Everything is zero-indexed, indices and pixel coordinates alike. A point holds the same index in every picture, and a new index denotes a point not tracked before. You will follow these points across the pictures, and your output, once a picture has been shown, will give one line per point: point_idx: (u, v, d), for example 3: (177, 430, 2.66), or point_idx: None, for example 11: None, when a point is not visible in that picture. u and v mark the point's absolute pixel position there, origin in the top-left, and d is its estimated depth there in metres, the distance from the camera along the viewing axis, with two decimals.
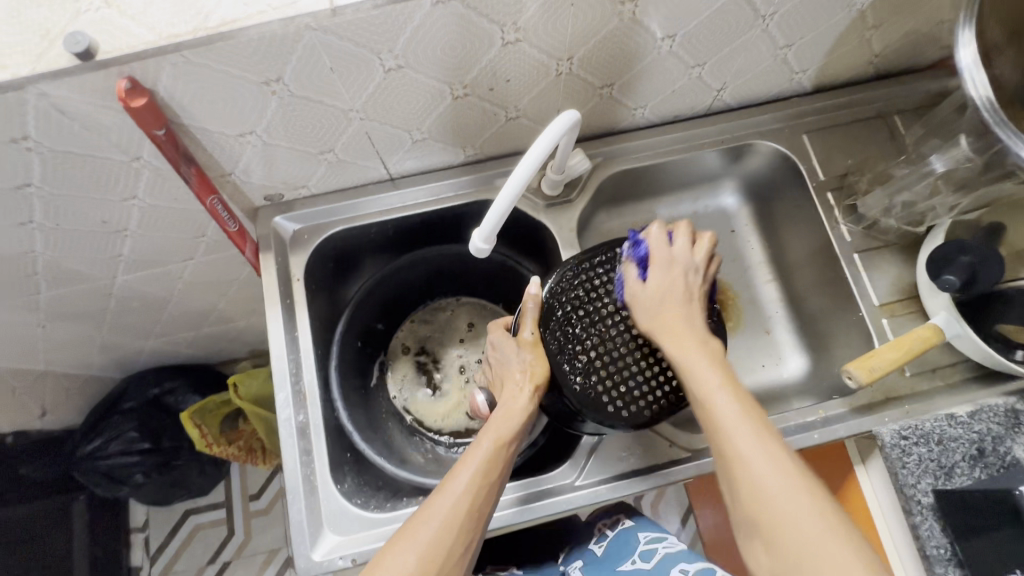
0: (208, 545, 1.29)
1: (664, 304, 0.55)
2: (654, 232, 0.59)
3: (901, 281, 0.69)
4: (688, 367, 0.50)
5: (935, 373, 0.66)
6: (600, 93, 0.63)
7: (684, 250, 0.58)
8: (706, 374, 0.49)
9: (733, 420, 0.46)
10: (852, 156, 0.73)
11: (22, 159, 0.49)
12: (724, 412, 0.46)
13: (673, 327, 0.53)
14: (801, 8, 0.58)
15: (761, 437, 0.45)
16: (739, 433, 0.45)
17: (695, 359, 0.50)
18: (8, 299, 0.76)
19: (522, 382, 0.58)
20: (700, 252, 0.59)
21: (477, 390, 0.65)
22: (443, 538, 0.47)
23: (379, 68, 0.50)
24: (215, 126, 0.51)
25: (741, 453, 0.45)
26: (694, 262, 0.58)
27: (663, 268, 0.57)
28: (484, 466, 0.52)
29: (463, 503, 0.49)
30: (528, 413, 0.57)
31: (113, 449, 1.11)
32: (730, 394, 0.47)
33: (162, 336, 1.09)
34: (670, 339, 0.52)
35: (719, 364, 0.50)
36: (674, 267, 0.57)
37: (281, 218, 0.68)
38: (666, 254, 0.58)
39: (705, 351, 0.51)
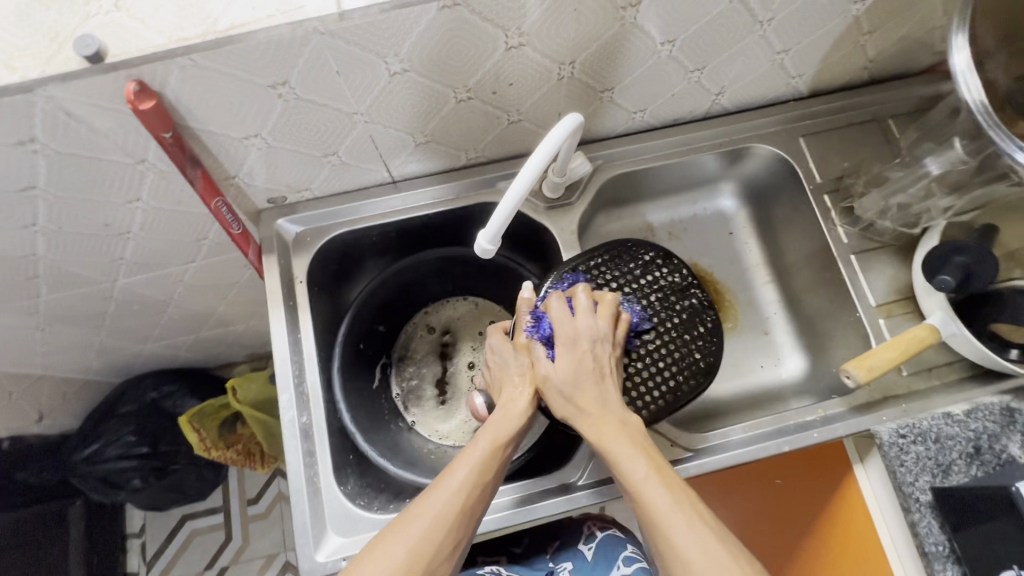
0: (206, 549, 1.29)
1: (576, 388, 0.54)
2: (554, 304, 0.59)
3: (897, 281, 0.70)
4: (617, 461, 0.50)
5: (932, 372, 0.66)
6: (601, 97, 0.64)
7: (588, 318, 0.57)
8: (636, 465, 0.49)
9: (665, 511, 0.46)
10: (848, 159, 0.75)
11: (28, 162, 0.49)
12: (656, 506, 0.46)
13: (590, 411, 0.53)
14: (798, 14, 0.59)
15: (695, 525, 0.45)
16: (674, 524, 0.45)
17: (622, 451, 0.50)
18: (8, 302, 0.76)
19: (520, 386, 0.58)
20: (603, 316, 0.58)
21: (476, 392, 0.64)
22: (435, 533, 0.47)
23: (384, 72, 0.50)
24: (221, 128, 0.52)
25: (679, 548, 0.44)
26: (601, 330, 0.57)
27: (567, 346, 0.56)
28: (480, 466, 0.52)
29: (457, 498, 0.49)
30: (526, 417, 0.56)
31: (111, 453, 1.11)
32: (659, 482, 0.48)
33: (161, 340, 1.08)
34: (594, 429, 0.52)
35: (646, 450, 0.50)
36: (578, 342, 0.56)
37: (283, 221, 0.69)
38: (570, 327, 0.57)
39: (630, 436, 0.51)
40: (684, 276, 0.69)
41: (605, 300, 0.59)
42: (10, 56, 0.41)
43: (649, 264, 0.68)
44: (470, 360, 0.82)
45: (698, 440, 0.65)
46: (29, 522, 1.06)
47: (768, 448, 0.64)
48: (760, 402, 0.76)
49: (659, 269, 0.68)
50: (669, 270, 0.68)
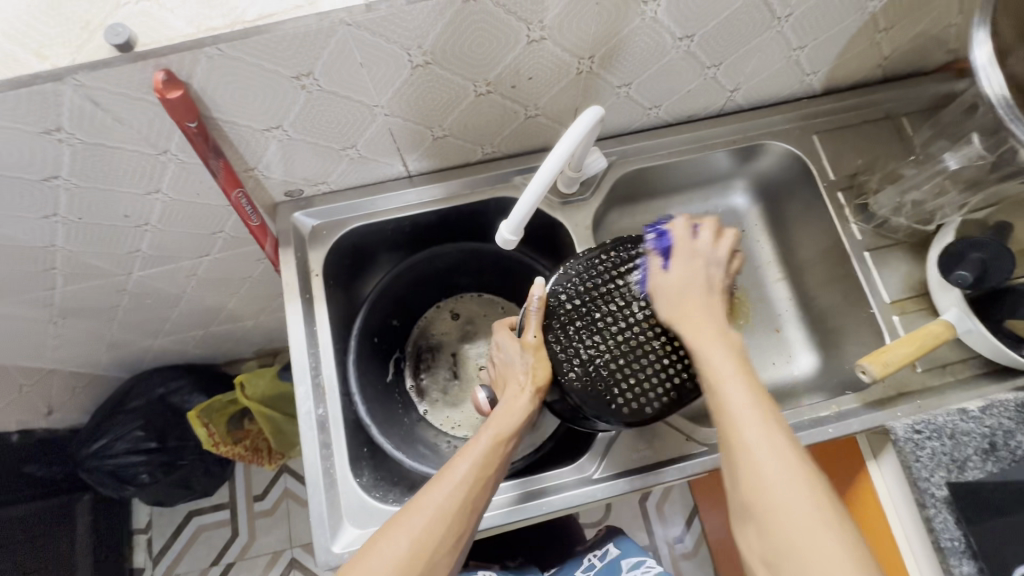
0: (213, 546, 1.29)
1: (684, 295, 0.57)
2: (677, 224, 0.61)
3: (911, 278, 0.70)
4: (705, 358, 0.51)
5: (946, 369, 0.67)
6: (618, 92, 0.64)
7: (709, 243, 0.59)
8: (724, 366, 0.50)
9: (744, 411, 0.48)
10: (861, 157, 0.75)
11: (52, 151, 0.50)
12: (736, 403, 0.48)
13: (692, 315, 0.55)
14: (815, 10, 0.59)
15: (768, 428, 0.47)
16: (746, 418, 0.47)
17: (714, 352, 0.51)
18: (24, 294, 0.76)
19: (522, 383, 0.58)
20: (723, 246, 0.60)
21: (478, 387, 0.64)
22: (436, 525, 0.48)
23: (407, 64, 0.51)
24: (245, 119, 0.52)
25: (748, 445, 0.46)
26: (720, 254, 0.59)
27: (686, 258, 0.59)
28: (482, 460, 0.52)
29: (458, 492, 0.50)
30: (529, 412, 0.57)
31: (120, 448, 1.11)
32: (743, 382, 0.49)
33: (170, 335, 1.09)
34: (689, 330, 0.54)
35: (738, 360, 0.51)
36: (696, 259, 0.59)
37: (300, 214, 0.69)
38: (692, 247, 0.59)
39: (724, 344, 0.52)
40: None
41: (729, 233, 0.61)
42: (41, 45, 0.42)
43: None
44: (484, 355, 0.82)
45: (713, 434, 0.65)
46: (38, 515, 1.06)
47: None
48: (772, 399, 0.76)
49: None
50: None
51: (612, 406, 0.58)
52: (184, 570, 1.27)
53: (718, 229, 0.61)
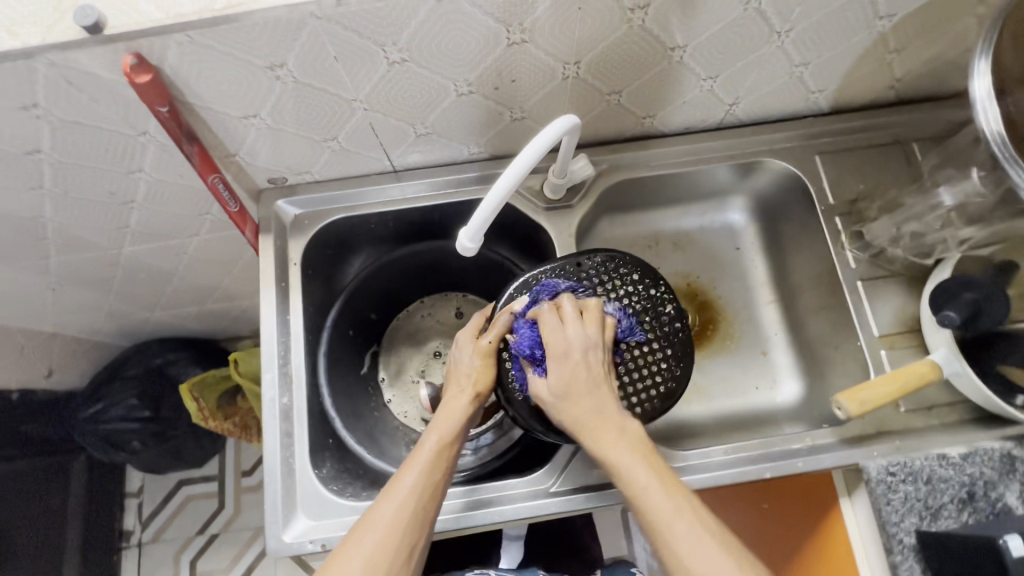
0: (198, 516, 1.31)
1: (569, 401, 0.52)
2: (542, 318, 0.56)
3: (904, 312, 0.67)
4: (616, 467, 0.49)
5: (932, 411, 0.64)
6: (608, 99, 0.62)
7: (575, 327, 0.55)
8: (636, 473, 0.48)
9: (667, 516, 0.46)
10: (864, 181, 0.71)
11: (32, 126, 0.50)
12: (659, 513, 0.46)
13: (588, 420, 0.51)
14: (820, 25, 0.56)
15: (705, 532, 0.45)
16: (673, 529, 0.45)
17: (623, 459, 0.49)
18: (20, 261, 0.78)
19: (465, 388, 0.58)
20: (590, 325, 0.55)
21: (421, 386, 0.76)
22: (387, 542, 0.47)
23: (383, 60, 0.50)
24: (222, 106, 0.52)
25: (680, 555, 0.44)
26: (590, 338, 0.54)
27: (557, 356, 0.53)
28: (427, 468, 0.52)
29: (407, 505, 0.49)
30: (471, 413, 0.56)
31: (115, 413, 1.14)
32: (659, 484, 0.47)
33: (168, 308, 1.10)
34: (594, 445, 0.51)
35: (648, 455, 0.50)
36: (570, 355, 0.53)
37: (283, 202, 0.69)
38: (559, 338, 0.54)
39: (628, 441, 0.50)
40: (661, 290, 0.64)
41: (591, 307, 0.57)
42: (13, 22, 0.42)
43: (624, 273, 0.64)
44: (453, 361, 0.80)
45: (675, 457, 0.64)
46: (30, 472, 1.09)
47: (747, 472, 0.62)
48: (750, 424, 0.74)
49: (638, 283, 0.64)
50: (646, 286, 0.64)
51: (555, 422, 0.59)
52: (170, 537, 1.29)
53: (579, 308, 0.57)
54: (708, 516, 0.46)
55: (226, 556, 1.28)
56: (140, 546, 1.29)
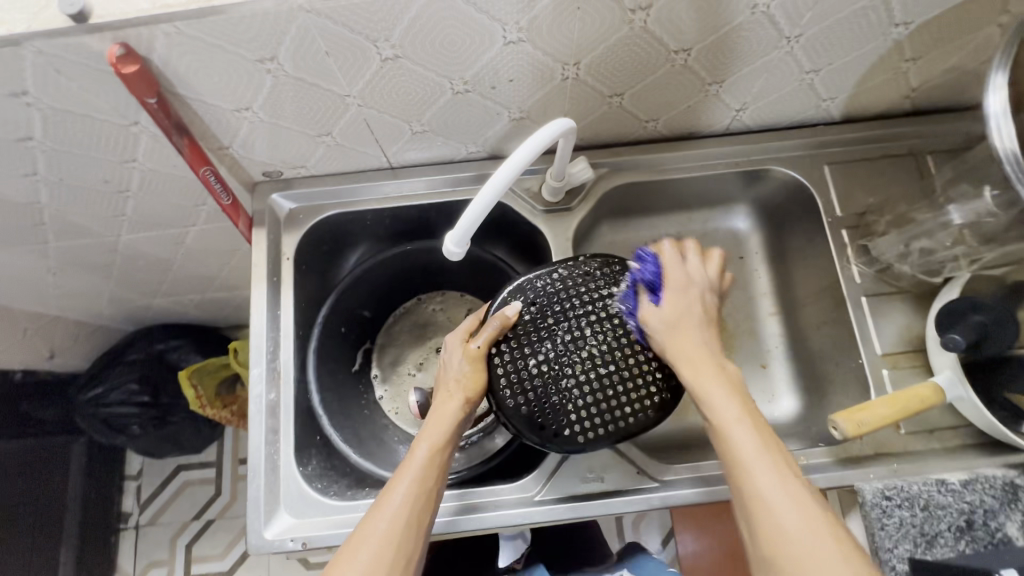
0: (195, 501, 1.25)
1: (676, 329, 0.55)
2: (665, 249, 0.60)
3: (909, 331, 0.65)
4: (708, 398, 0.50)
5: (934, 434, 0.61)
6: (610, 101, 0.61)
7: (699, 269, 0.59)
8: (726, 407, 0.49)
9: (750, 450, 0.46)
10: (874, 194, 0.69)
11: (23, 113, 0.51)
12: (743, 446, 0.47)
13: (691, 349, 0.54)
14: (830, 31, 0.54)
15: (787, 472, 0.45)
16: (756, 464, 0.45)
17: (713, 390, 0.50)
18: (19, 245, 0.78)
19: (455, 393, 0.57)
20: (710, 269, 0.60)
21: (412, 390, 0.70)
22: (384, 552, 0.47)
23: (376, 56, 0.49)
24: (213, 98, 0.52)
25: (758, 487, 0.45)
26: (710, 280, 0.59)
27: (678, 288, 0.57)
28: (419, 476, 0.51)
29: (400, 515, 0.48)
30: (462, 419, 0.56)
31: (114, 397, 1.09)
32: (747, 423, 0.48)
33: (171, 295, 1.07)
34: (687, 372, 0.53)
35: (739, 396, 0.50)
36: (688, 288, 0.58)
37: (277, 196, 0.68)
38: (682, 274, 0.58)
39: (723, 379, 0.52)
40: None
41: (715, 257, 0.61)
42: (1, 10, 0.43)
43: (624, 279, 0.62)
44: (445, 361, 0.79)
45: (666, 470, 0.62)
46: None
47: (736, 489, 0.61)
48: None
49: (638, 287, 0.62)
50: None
51: (545, 430, 0.57)
52: (167, 521, 1.23)
53: (702, 252, 0.61)
54: (790, 462, 0.47)
55: (221, 542, 1.22)
56: (138, 529, 1.23)
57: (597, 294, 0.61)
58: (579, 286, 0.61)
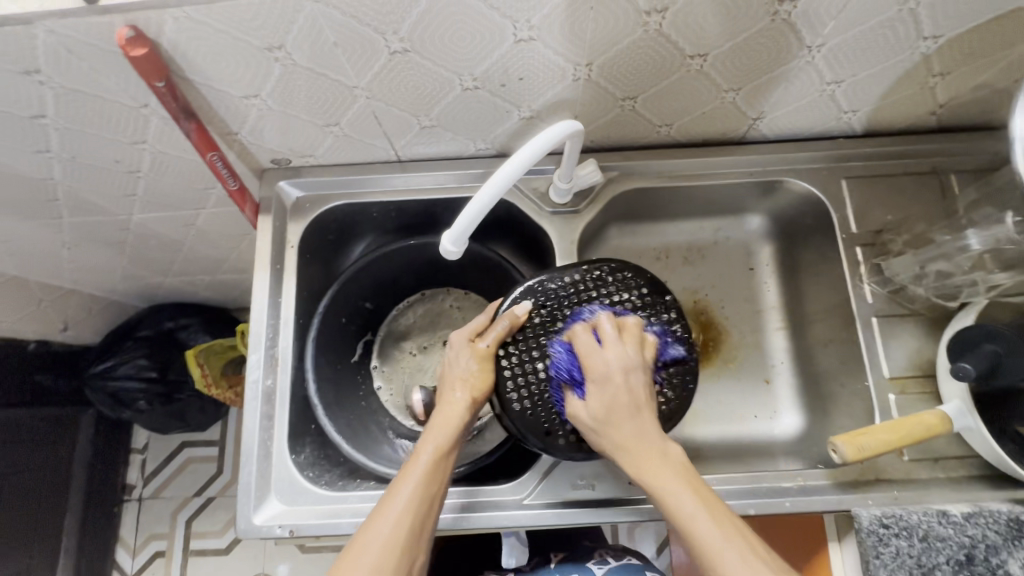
0: (197, 478, 1.26)
1: (610, 429, 0.51)
2: (581, 335, 0.55)
3: (919, 355, 0.63)
4: (664, 496, 0.48)
5: (938, 463, 0.60)
6: (622, 104, 0.60)
7: (617, 349, 0.53)
8: (681, 501, 0.47)
9: (718, 547, 0.45)
10: (893, 212, 0.67)
11: (37, 92, 0.52)
12: (707, 543, 0.45)
13: (632, 445, 0.50)
14: (854, 42, 0.52)
15: (762, 561, 0.44)
16: (728, 563, 0.44)
17: (668, 486, 0.48)
18: (34, 219, 0.79)
19: (462, 393, 0.56)
20: (632, 343, 0.54)
21: (415, 389, 0.70)
22: (386, 561, 0.46)
23: (385, 49, 0.49)
24: (223, 84, 0.52)
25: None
26: (633, 359, 0.53)
27: (597, 383, 0.52)
28: (423, 480, 0.50)
29: (404, 522, 0.48)
30: (466, 420, 0.55)
31: (122, 372, 1.10)
32: (708, 515, 0.46)
33: (181, 276, 1.07)
34: (635, 471, 0.50)
35: (692, 481, 0.49)
36: (611, 377, 0.52)
37: (285, 183, 0.69)
38: (599, 362, 0.53)
39: (673, 467, 0.49)
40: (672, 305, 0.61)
41: (630, 326, 0.55)
42: None
43: (635, 286, 0.61)
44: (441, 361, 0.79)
45: None
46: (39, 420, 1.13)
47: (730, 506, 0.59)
48: (745, 456, 0.71)
49: (649, 297, 0.61)
50: (656, 301, 0.61)
51: (550, 436, 0.57)
52: (169, 496, 1.25)
53: (619, 326, 0.55)
54: (760, 549, 0.45)
55: (221, 520, 1.23)
56: (141, 501, 1.25)
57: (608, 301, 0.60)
58: (588, 290, 0.61)
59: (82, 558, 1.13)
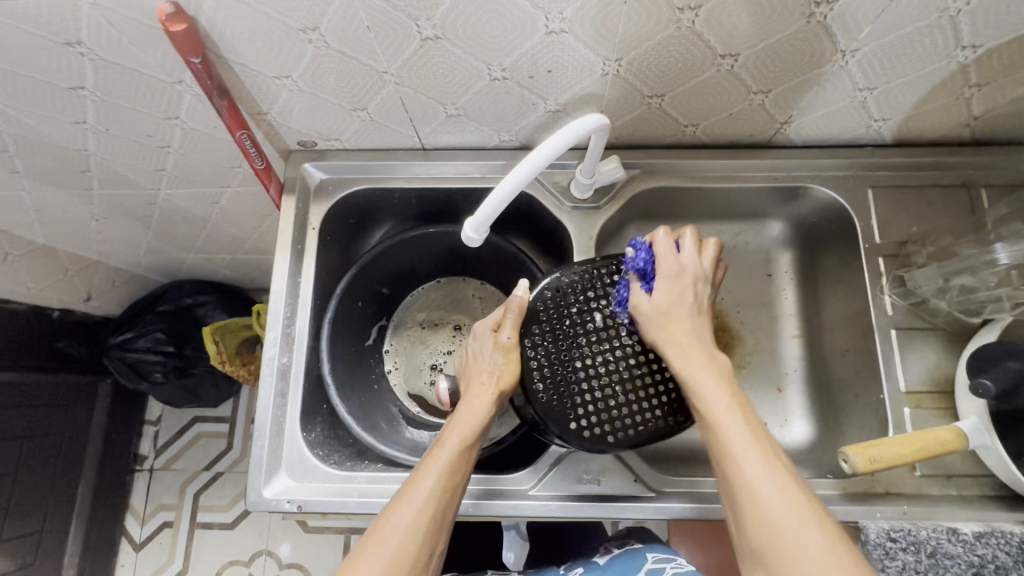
0: (207, 453, 1.28)
1: (667, 320, 0.55)
2: (661, 238, 0.59)
3: (937, 370, 0.62)
4: (697, 387, 0.50)
5: (951, 480, 0.60)
6: (648, 102, 0.60)
7: (693, 257, 0.58)
8: (717, 395, 0.49)
9: (741, 436, 0.46)
10: (919, 224, 0.66)
11: (77, 63, 0.53)
12: (732, 431, 0.46)
13: (682, 339, 0.54)
14: (890, 48, 0.52)
15: (776, 459, 0.45)
16: (744, 452, 0.45)
17: (703, 379, 0.50)
18: (65, 189, 0.81)
19: (488, 385, 0.57)
20: (707, 258, 0.59)
21: (443, 377, 0.66)
22: (409, 544, 0.46)
23: (417, 36, 0.50)
24: (256, 64, 0.53)
25: (747, 473, 0.44)
26: (704, 270, 0.58)
27: (669, 278, 0.57)
28: (447, 470, 0.51)
29: (427, 509, 0.48)
30: (491, 412, 0.56)
31: (141, 344, 1.12)
32: (738, 413, 0.47)
33: (203, 253, 1.09)
34: (680, 360, 0.52)
35: (732, 386, 0.50)
36: (682, 277, 0.57)
37: (310, 165, 0.69)
38: (674, 262, 0.57)
39: (716, 368, 0.51)
40: None
41: (710, 245, 0.60)
42: None
43: None
44: (448, 348, 0.80)
45: (667, 483, 0.62)
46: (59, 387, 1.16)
47: None
48: None
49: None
50: None
51: (573, 426, 0.57)
52: (179, 468, 1.27)
53: (699, 241, 0.60)
54: (780, 454, 0.46)
55: (228, 495, 1.25)
56: (151, 472, 1.27)
57: None
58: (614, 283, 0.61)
59: (92, 522, 1.16)
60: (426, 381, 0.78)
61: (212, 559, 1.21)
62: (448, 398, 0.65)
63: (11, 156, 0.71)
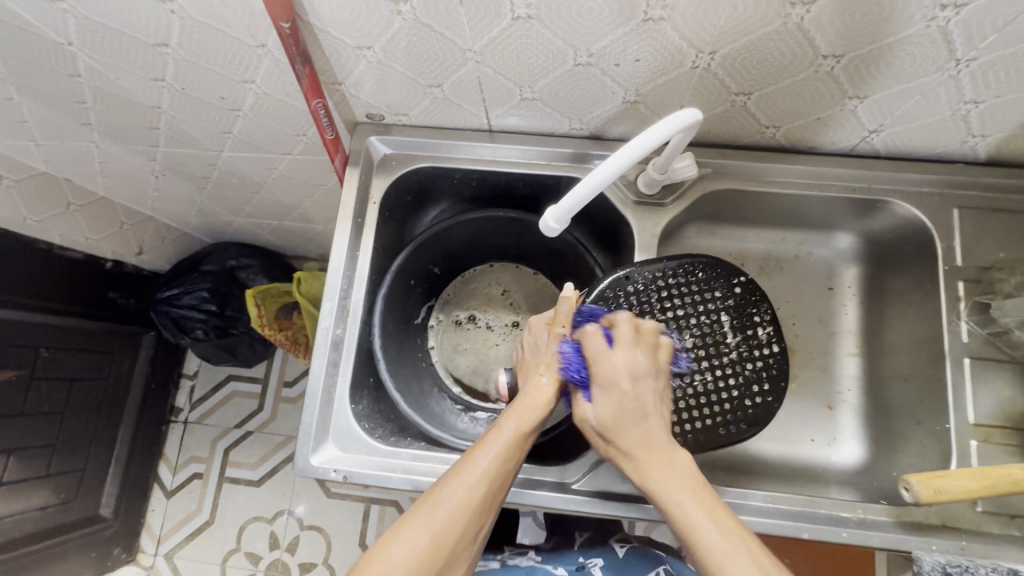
0: (239, 411, 1.31)
1: (617, 432, 0.51)
2: (591, 334, 0.55)
3: (1010, 405, 0.59)
4: (665, 502, 0.47)
5: (1014, 521, 0.57)
6: (734, 100, 0.57)
7: (627, 353, 0.53)
8: (686, 507, 0.45)
9: (722, 556, 0.42)
10: (1006, 250, 0.62)
11: (166, 19, 0.54)
12: (712, 552, 0.42)
13: (636, 452, 0.50)
14: (1010, 61, 0.48)
15: (764, 571, 0.40)
16: (726, 564, 0.41)
17: (666, 484, 0.47)
18: (128, 144, 0.81)
19: (547, 376, 0.56)
20: (647, 349, 0.54)
21: (501, 369, 0.65)
22: (456, 521, 0.46)
23: (509, 13, 0.48)
24: (340, 32, 0.52)
25: None
26: (643, 366, 0.53)
27: (606, 388, 0.52)
28: (502, 454, 0.51)
29: (478, 487, 0.48)
30: (551, 406, 0.55)
31: (185, 301, 1.14)
32: (710, 518, 0.44)
33: (251, 218, 1.09)
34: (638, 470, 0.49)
35: (701, 491, 0.46)
36: (617, 380, 0.52)
37: (375, 139, 0.69)
38: (606, 365, 0.53)
39: (679, 473, 0.48)
40: (765, 313, 0.62)
41: (646, 330, 0.55)
42: None
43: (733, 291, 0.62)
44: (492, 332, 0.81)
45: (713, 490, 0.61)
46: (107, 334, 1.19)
47: (781, 526, 0.58)
48: (796, 477, 0.69)
49: (744, 298, 0.62)
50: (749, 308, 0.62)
51: None
52: (211, 423, 1.31)
53: (632, 330, 0.55)
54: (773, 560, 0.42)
55: (256, 454, 1.28)
56: (186, 424, 1.31)
57: (698, 301, 0.62)
58: (678, 288, 0.62)
59: (129, 468, 1.20)
60: (455, 318, 0.82)
61: (238, 513, 1.25)
62: (507, 391, 0.65)
63: (86, 108, 0.72)
